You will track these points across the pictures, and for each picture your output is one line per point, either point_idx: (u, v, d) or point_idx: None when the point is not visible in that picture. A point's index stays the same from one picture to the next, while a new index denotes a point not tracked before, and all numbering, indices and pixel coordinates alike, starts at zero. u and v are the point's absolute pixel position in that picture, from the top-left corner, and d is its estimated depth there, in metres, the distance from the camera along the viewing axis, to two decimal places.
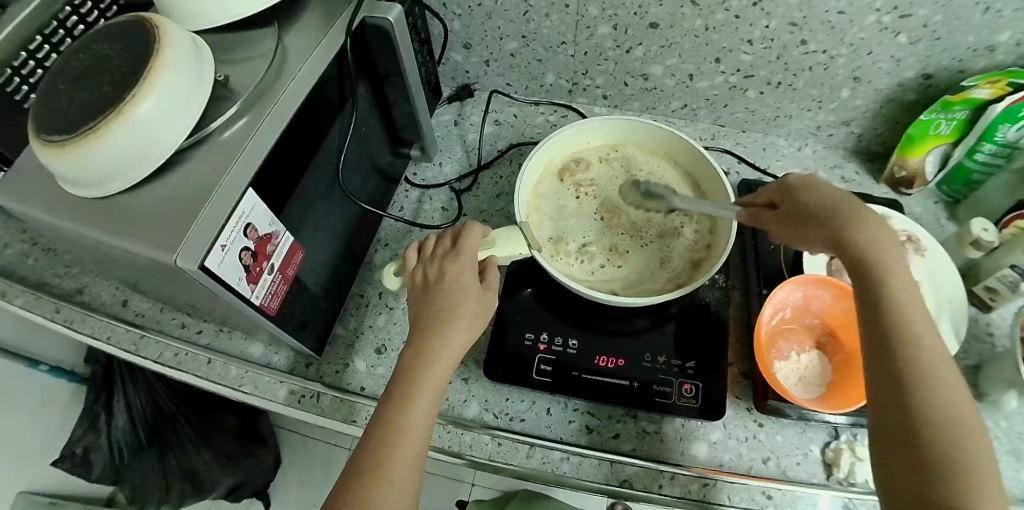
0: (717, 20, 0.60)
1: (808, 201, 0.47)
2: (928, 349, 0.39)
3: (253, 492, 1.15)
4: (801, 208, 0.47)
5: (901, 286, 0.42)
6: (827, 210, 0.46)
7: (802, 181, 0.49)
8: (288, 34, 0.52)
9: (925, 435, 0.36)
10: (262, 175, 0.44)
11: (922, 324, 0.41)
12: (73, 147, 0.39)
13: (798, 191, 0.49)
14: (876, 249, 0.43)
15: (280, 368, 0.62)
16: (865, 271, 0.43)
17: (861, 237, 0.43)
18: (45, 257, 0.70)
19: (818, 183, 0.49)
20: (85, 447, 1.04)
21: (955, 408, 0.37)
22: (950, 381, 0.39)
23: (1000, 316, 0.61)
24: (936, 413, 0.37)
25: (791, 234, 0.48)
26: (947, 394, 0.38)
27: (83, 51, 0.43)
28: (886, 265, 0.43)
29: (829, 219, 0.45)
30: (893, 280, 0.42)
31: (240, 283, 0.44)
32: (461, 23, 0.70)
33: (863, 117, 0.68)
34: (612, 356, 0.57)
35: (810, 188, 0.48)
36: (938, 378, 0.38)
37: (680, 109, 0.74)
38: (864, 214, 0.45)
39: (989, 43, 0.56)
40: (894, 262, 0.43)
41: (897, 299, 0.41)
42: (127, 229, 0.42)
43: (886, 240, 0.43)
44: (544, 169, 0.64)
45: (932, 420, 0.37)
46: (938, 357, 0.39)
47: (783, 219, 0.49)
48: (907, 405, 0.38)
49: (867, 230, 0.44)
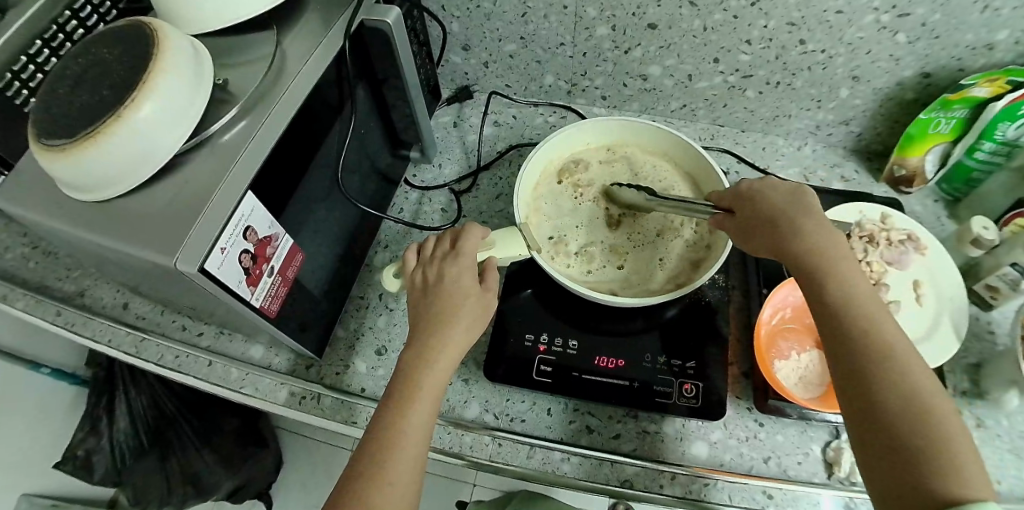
0: (715, 20, 0.60)
1: (755, 211, 0.48)
2: (889, 340, 0.39)
3: (255, 494, 1.16)
4: (751, 218, 0.48)
5: (851, 284, 0.42)
6: (773, 218, 0.47)
7: (753, 187, 0.50)
8: (287, 37, 0.52)
9: (899, 429, 0.36)
10: (261, 178, 0.44)
11: (879, 318, 0.40)
12: (73, 151, 0.39)
13: (747, 197, 0.49)
14: (821, 253, 0.43)
15: (281, 369, 0.62)
16: (810, 275, 0.43)
17: (802, 244, 0.44)
18: (45, 260, 0.70)
19: (767, 186, 0.49)
20: (87, 449, 1.05)
21: (927, 395, 0.37)
22: (919, 368, 0.38)
23: (1001, 314, 0.61)
24: (908, 405, 0.37)
25: (744, 244, 0.49)
26: (918, 381, 0.37)
27: (82, 55, 0.43)
28: (834, 266, 0.43)
29: (771, 229, 0.46)
30: (841, 278, 0.42)
31: (240, 285, 0.44)
32: (460, 25, 0.70)
33: (862, 117, 0.68)
34: (612, 356, 0.57)
35: (756, 194, 0.49)
36: (905, 366, 0.38)
37: (679, 109, 0.75)
38: (805, 218, 0.45)
39: (988, 41, 0.56)
40: (841, 259, 0.43)
41: (849, 296, 0.41)
42: (128, 232, 0.42)
43: (830, 240, 0.44)
44: (543, 170, 0.64)
45: (904, 411, 0.36)
46: (903, 346, 0.39)
47: (737, 229, 0.50)
48: (876, 400, 0.37)
49: (806, 236, 0.44)
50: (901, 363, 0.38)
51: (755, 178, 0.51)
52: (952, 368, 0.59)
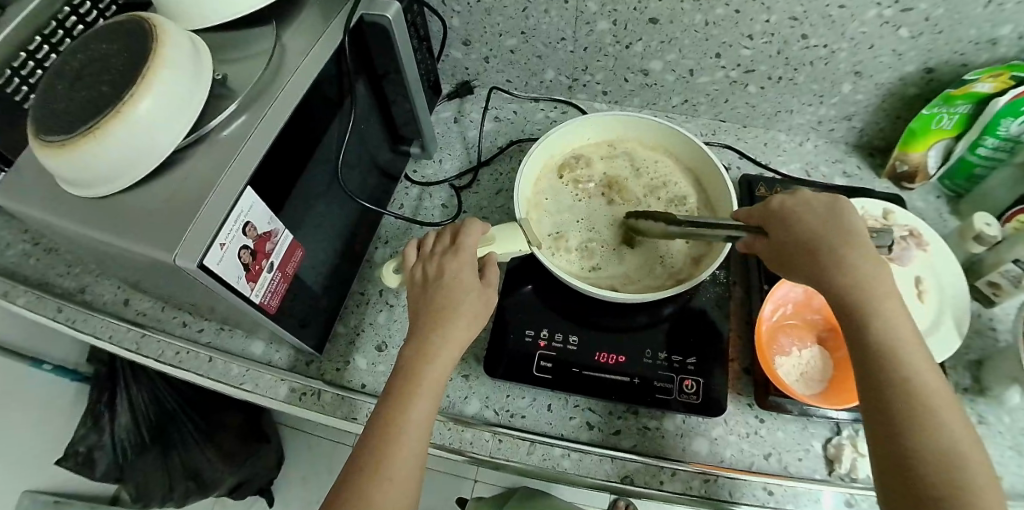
0: (717, 15, 0.60)
1: (790, 234, 0.46)
2: (922, 383, 0.39)
3: (257, 489, 1.16)
4: (783, 242, 0.46)
5: (891, 323, 0.41)
6: (815, 245, 0.44)
7: (783, 206, 0.47)
8: (287, 32, 0.52)
9: (922, 469, 0.37)
10: (261, 173, 0.44)
11: (915, 359, 0.40)
12: (72, 147, 0.39)
13: (786, 218, 0.46)
14: (865, 293, 0.42)
15: (281, 365, 0.62)
16: (850, 313, 0.42)
17: (843, 279, 0.42)
18: (46, 257, 0.70)
19: (800, 206, 0.47)
20: (88, 446, 1.05)
21: (955, 438, 0.37)
22: (950, 411, 0.38)
23: (1003, 311, 0.61)
24: (936, 454, 0.37)
25: (780, 267, 0.47)
26: (947, 424, 0.38)
27: (81, 51, 0.43)
28: (876, 305, 0.41)
29: (812, 260, 0.44)
30: (882, 317, 0.41)
31: (240, 281, 0.44)
32: (461, 20, 0.69)
33: (864, 112, 0.68)
34: (612, 352, 0.57)
35: (793, 215, 0.46)
36: (936, 409, 0.38)
37: (680, 104, 0.74)
38: (849, 249, 0.43)
39: (991, 36, 0.55)
40: (884, 297, 0.42)
41: (890, 336, 0.40)
42: (127, 228, 0.42)
43: (874, 275, 0.42)
44: (544, 164, 0.64)
45: (932, 453, 0.37)
46: (935, 388, 0.39)
47: (769, 252, 0.48)
48: (903, 442, 0.38)
49: (852, 271, 0.42)
50: (932, 405, 0.38)
51: (788, 194, 0.48)
52: (953, 365, 0.59)
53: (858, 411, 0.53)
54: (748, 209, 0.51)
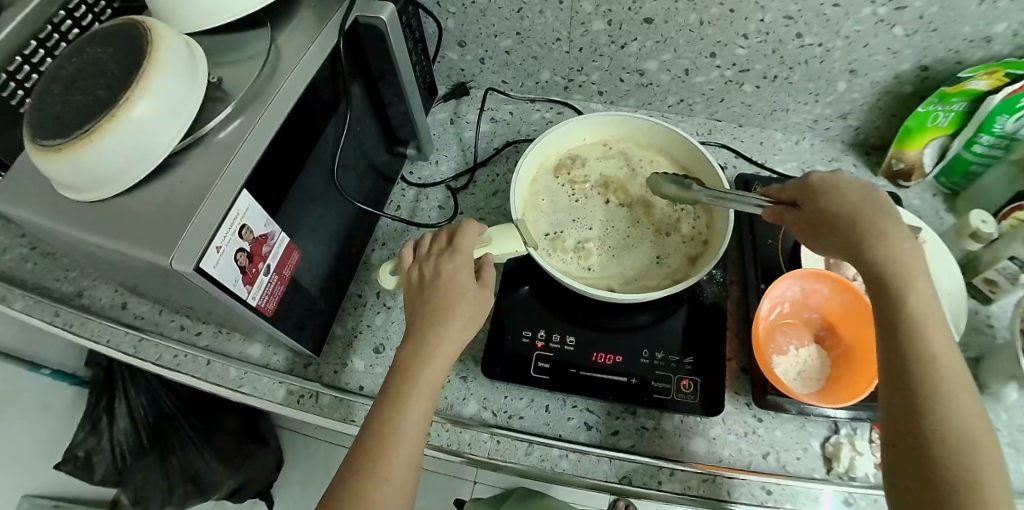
0: (712, 14, 0.60)
1: (828, 209, 0.45)
2: (945, 367, 0.39)
3: (257, 492, 1.16)
4: (819, 216, 0.46)
5: (921, 303, 0.41)
6: (853, 219, 0.44)
7: (825, 182, 0.46)
8: (281, 34, 0.52)
9: (936, 452, 0.37)
10: (256, 176, 0.44)
11: (941, 342, 0.40)
12: (68, 151, 0.39)
13: (821, 195, 0.46)
14: (898, 271, 0.41)
15: (279, 368, 0.62)
16: (882, 288, 0.42)
17: (879, 255, 0.42)
18: (43, 261, 0.70)
19: (841, 183, 0.46)
20: (87, 450, 1.05)
21: (970, 424, 0.38)
22: (967, 398, 0.39)
23: (1001, 308, 0.61)
24: (952, 437, 0.37)
25: (811, 240, 0.47)
26: (964, 411, 0.38)
27: (76, 55, 0.43)
28: (908, 283, 0.41)
29: (848, 232, 0.44)
30: (914, 296, 0.41)
31: (236, 284, 0.44)
32: (456, 21, 0.69)
33: (859, 111, 0.68)
34: (610, 352, 0.57)
35: (830, 192, 0.46)
36: (955, 395, 0.38)
37: (677, 104, 0.74)
38: (887, 227, 0.43)
39: (985, 34, 0.55)
40: (917, 276, 0.41)
41: (919, 316, 0.40)
42: (124, 232, 0.42)
43: (911, 255, 0.42)
44: (541, 165, 0.64)
45: (947, 439, 0.37)
46: (955, 373, 0.39)
47: (802, 225, 0.47)
48: (923, 423, 0.38)
49: (890, 248, 0.42)
50: (950, 390, 0.38)
51: (828, 171, 0.47)
52: None
53: (857, 409, 0.53)
54: (786, 184, 0.50)
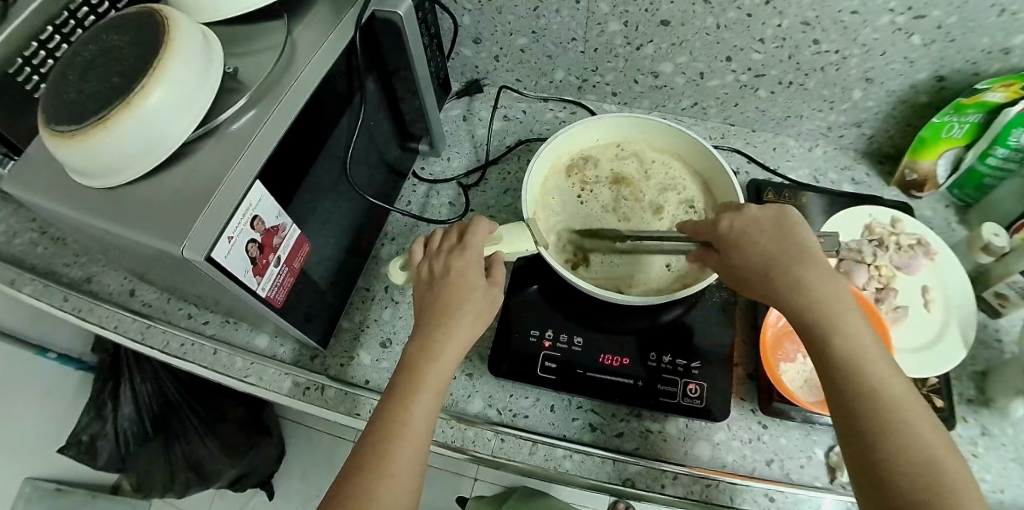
0: (728, 18, 0.60)
1: (742, 256, 0.46)
2: (889, 388, 0.39)
3: (258, 483, 1.17)
4: (737, 261, 0.46)
5: (852, 332, 0.41)
6: (770, 261, 0.44)
7: (734, 223, 0.48)
8: (298, 26, 0.52)
9: (897, 477, 0.36)
10: (270, 168, 0.44)
11: (880, 367, 0.40)
12: (83, 139, 0.39)
13: (733, 236, 0.47)
14: (816, 305, 0.42)
15: (285, 360, 0.63)
16: (810, 328, 0.42)
17: (798, 297, 0.42)
18: (54, 246, 0.70)
19: (748, 220, 0.47)
20: (91, 435, 1.06)
21: (928, 446, 0.37)
22: (920, 417, 0.38)
23: (1010, 322, 0.61)
24: (908, 459, 0.36)
25: (737, 286, 0.48)
26: (921, 438, 0.37)
27: (94, 42, 0.43)
28: (832, 316, 0.41)
29: (763, 277, 0.44)
30: (842, 325, 0.41)
31: (246, 274, 0.44)
32: (472, 18, 0.69)
33: (874, 119, 0.67)
34: (617, 354, 0.57)
35: (744, 232, 0.47)
36: (907, 419, 0.38)
37: (690, 107, 0.74)
38: (800, 262, 0.44)
39: (1004, 45, 0.55)
40: (842, 307, 0.42)
41: (852, 343, 0.41)
42: (136, 220, 0.42)
43: (827, 288, 0.42)
44: (553, 165, 0.64)
45: (909, 463, 0.36)
46: (902, 393, 0.39)
47: (727, 272, 0.48)
48: (880, 452, 0.37)
49: (804, 287, 0.43)
50: (899, 413, 0.38)
51: (733, 211, 0.49)
52: (957, 375, 0.59)
53: None
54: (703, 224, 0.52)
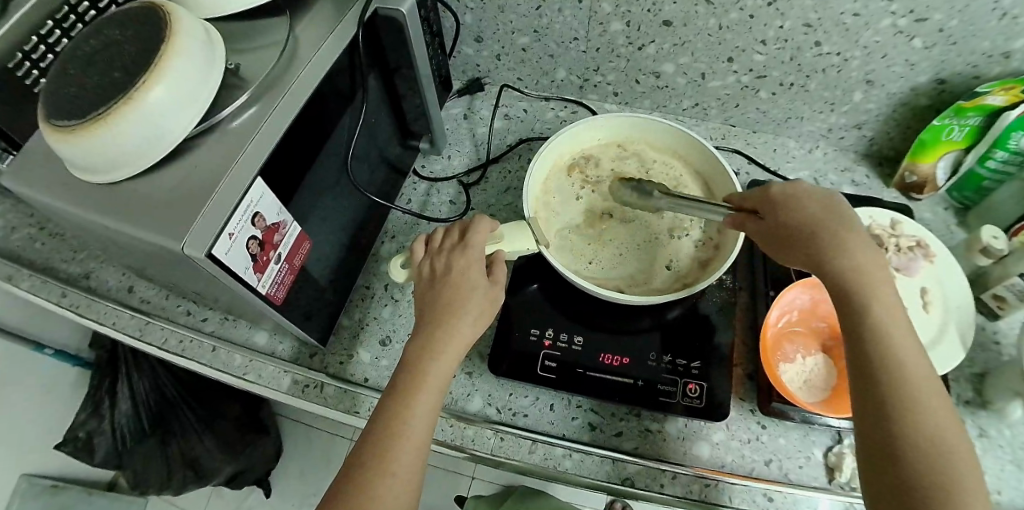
0: (730, 19, 0.60)
1: (789, 221, 0.46)
2: (915, 371, 0.39)
3: (254, 480, 1.17)
4: (783, 225, 0.46)
5: (888, 312, 0.41)
6: (814, 232, 0.44)
7: (785, 191, 0.47)
8: (300, 23, 0.51)
9: (909, 454, 0.37)
10: (271, 165, 0.44)
11: (911, 350, 0.40)
12: (83, 133, 0.39)
13: (779, 204, 0.47)
14: (859, 279, 0.42)
15: (284, 357, 0.62)
16: (848, 299, 0.42)
17: (841, 268, 0.42)
18: (53, 241, 0.70)
19: (801, 191, 0.46)
20: (88, 431, 1.05)
21: (941, 431, 0.38)
22: (939, 404, 0.39)
23: (1008, 325, 0.61)
24: (922, 439, 0.37)
25: (776, 250, 0.47)
26: (936, 422, 0.38)
27: (95, 36, 0.43)
28: (870, 292, 0.42)
29: (809, 243, 0.44)
30: (880, 304, 0.41)
31: (247, 271, 0.44)
32: (474, 16, 0.69)
33: (874, 121, 0.68)
34: (616, 354, 0.57)
35: (793, 202, 0.46)
36: (927, 403, 0.38)
37: (691, 108, 0.74)
38: (848, 237, 0.43)
39: (1004, 49, 0.55)
40: (882, 287, 0.42)
41: (886, 322, 0.41)
42: (136, 216, 0.42)
43: (871, 265, 0.42)
44: (554, 164, 0.64)
45: (921, 444, 0.37)
46: (926, 378, 0.39)
47: (766, 237, 0.48)
48: (897, 429, 0.38)
49: (851, 258, 0.43)
50: (920, 396, 0.38)
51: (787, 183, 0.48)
52: (955, 377, 0.59)
53: None
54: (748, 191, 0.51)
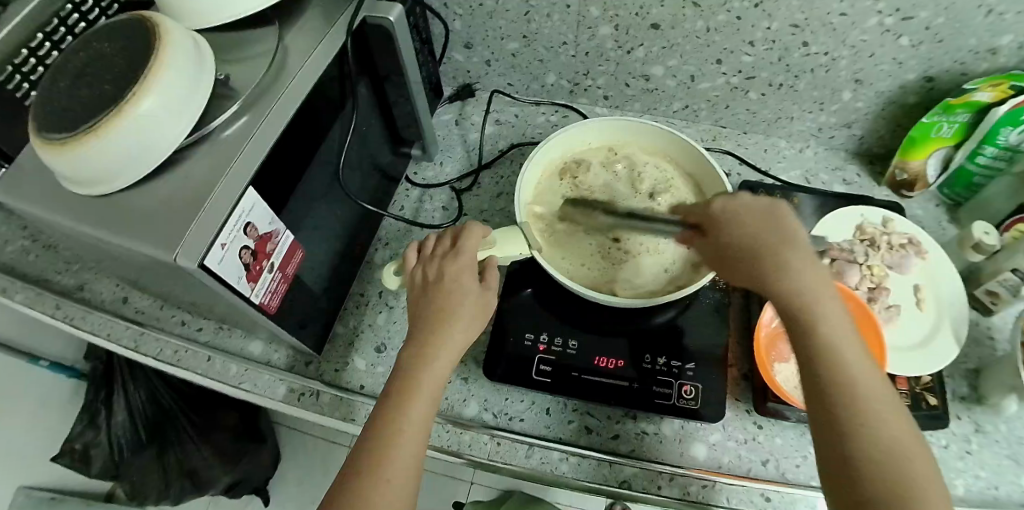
0: (719, 21, 0.60)
1: (730, 239, 0.46)
2: (865, 385, 0.39)
3: (253, 489, 1.16)
4: (727, 244, 0.46)
5: (832, 328, 0.41)
6: (755, 250, 0.45)
7: (726, 208, 0.48)
8: (289, 33, 0.52)
9: (866, 473, 0.37)
10: (262, 175, 0.44)
11: (859, 364, 0.40)
12: (72, 147, 0.39)
13: (723, 221, 0.47)
14: (802, 295, 0.42)
15: (280, 366, 0.62)
16: (792, 317, 0.42)
17: (780, 287, 0.43)
18: (46, 254, 0.70)
19: (741, 206, 0.47)
20: (84, 443, 1.06)
21: (899, 445, 0.37)
22: (893, 417, 0.39)
23: (1001, 319, 0.61)
24: (879, 456, 0.37)
25: (721, 270, 0.48)
26: (891, 438, 0.38)
27: (84, 49, 0.43)
28: (812, 307, 0.42)
29: (751, 262, 0.44)
30: (824, 320, 0.41)
31: (240, 281, 0.44)
32: (463, 23, 0.70)
33: (864, 120, 0.68)
34: (612, 356, 0.57)
35: (733, 218, 0.47)
36: (879, 416, 0.38)
37: (681, 110, 0.74)
38: (787, 252, 0.44)
39: (991, 46, 0.56)
40: (824, 301, 0.42)
41: (833, 338, 0.41)
42: (128, 228, 0.42)
43: (814, 280, 0.43)
44: (545, 169, 0.64)
45: (877, 462, 0.37)
46: (875, 384, 0.40)
47: (713, 255, 0.48)
48: (852, 450, 0.37)
49: (791, 275, 0.43)
50: (874, 413, 0.38)
51: (728, 197, 0.49)
52: (950, 372, 0.59)
53: None
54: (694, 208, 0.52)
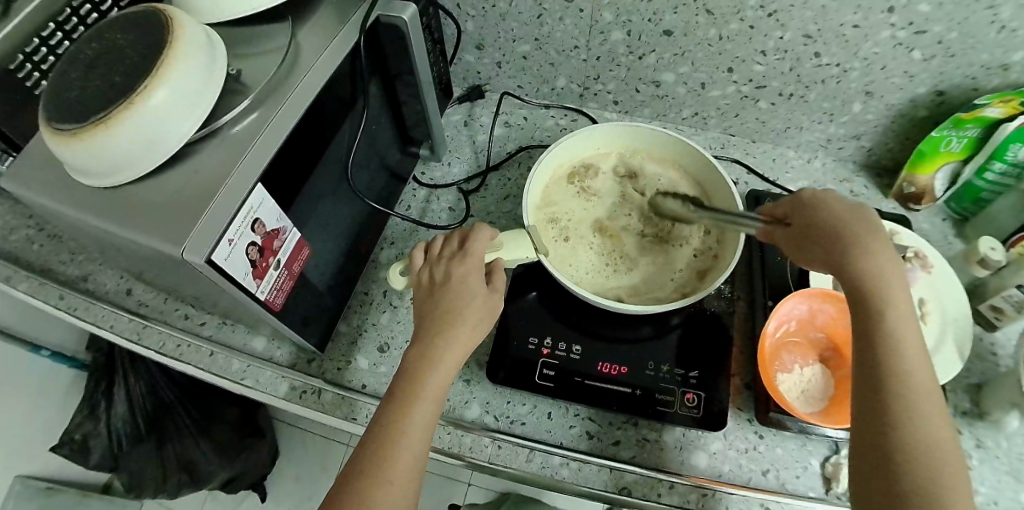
0: (731, 30, 0.60)
1: (816, 221, 0.46)
2: (915, 378, 0.40)
3: (250, 485, 1.16)
4: (811, 224, 0.46)
5: (898, 320, 0.41)
6: (837, 233, 0.44)
7: (815, 197, 0.48)
8: (302, 30, 0.52)
9: (899, 457, 0.37)
10: (271, 171, 0.44)
11: (916, 359, 0.40)
12: (82, 137, 0.39)
13: (811, 206, 0.47)
14: (876, 280, 0.42)
15: (282, 362, 0.62)
16: (861, 301, 0.42)
17: (858, 269, 0.42)
18: (51, 243, 0.70)
19: (831, 198, 0.47)
20: (84, 434, 1.04)
21: (937, 440, 0.38)
22: (937, 415, 0.39)
23: (1005, 335, 0.61)
24: (916, 445, 0.38)
25: (796, 249, 0.47)
26: (929, 433, 0.38)
27: (97, 40, 0.43)
28: (886, 297, 0.42)
29: (831, 241, 0.44)
30: (892, 310, 0.41)
31: (246, 277, 0.44)
32: (475, 24, 0.70)
33: (873, 132, 0.68)
34: (614, 363, 0.57)
35: (823, 206, 0.47)
36: (924, 411, 0.39)
37: (691, 117, 0.74)
38: (870, 240, 0.43)
39: (1004, 61, 0.55)
40: (895, 293, 0.42)
41: (896, 329, 0.41)
42: (135, 220, 0.42)
43: (888, 270, 0.43)
44: (554, 174, 0.64)
45: (910, 450, 0.38)
46: (926, 380, 0.40)
47: (789, 234, 0.48)
48: (892, 436, 0.38)
49: (869, 260, 0.42)
50: (920, 406, 0.39)
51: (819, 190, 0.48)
52: (953, 387, 0.59)
53: None
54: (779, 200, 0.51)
